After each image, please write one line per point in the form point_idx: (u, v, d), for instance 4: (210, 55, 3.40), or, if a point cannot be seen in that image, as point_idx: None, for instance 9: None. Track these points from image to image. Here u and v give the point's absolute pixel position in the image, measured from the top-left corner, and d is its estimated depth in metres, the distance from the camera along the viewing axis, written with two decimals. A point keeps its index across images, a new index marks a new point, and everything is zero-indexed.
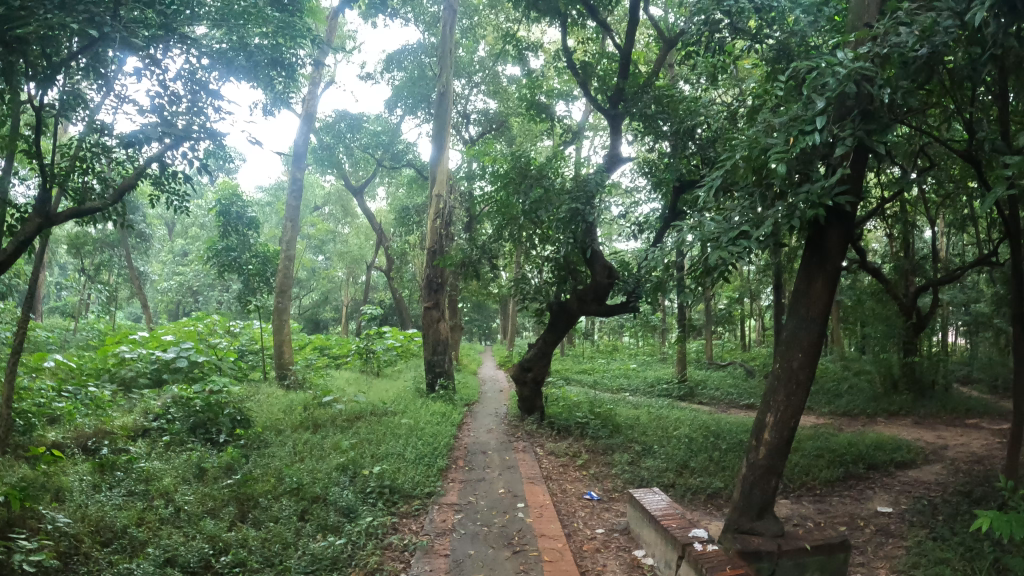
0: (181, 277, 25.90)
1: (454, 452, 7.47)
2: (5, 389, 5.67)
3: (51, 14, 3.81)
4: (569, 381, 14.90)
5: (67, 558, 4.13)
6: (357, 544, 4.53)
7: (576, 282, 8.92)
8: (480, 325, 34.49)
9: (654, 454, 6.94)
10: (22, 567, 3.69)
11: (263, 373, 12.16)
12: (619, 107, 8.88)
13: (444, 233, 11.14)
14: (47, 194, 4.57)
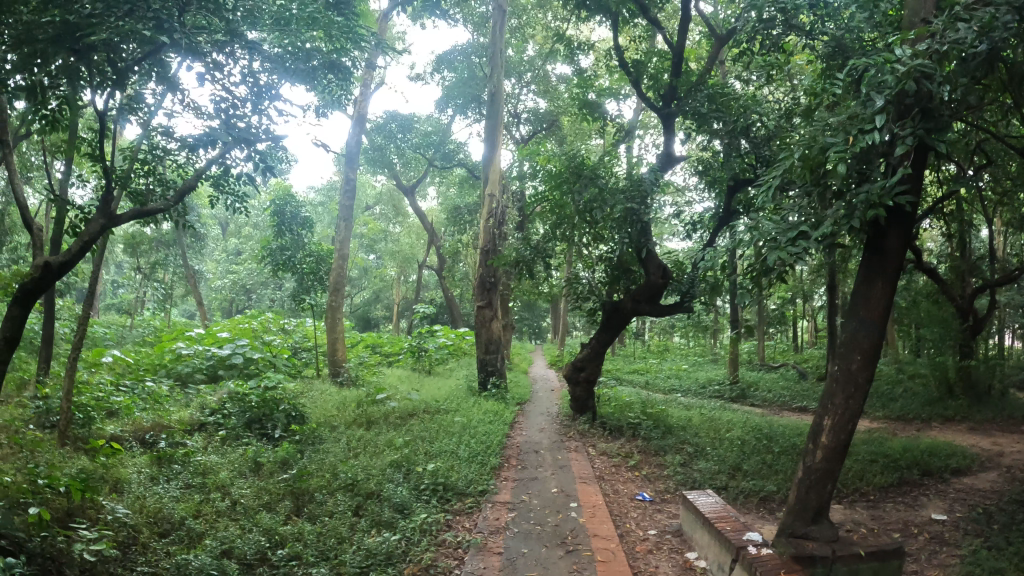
0: (235, 275, 26.48)
1: (505, 451, 7.46)
2: (67, 383, 5.86)
3: (121, 21, 3.93)
4: (621, 381, 14.76)
5: (125, 547, 4.25)
6: (412, 541, 4.57)
7: (630, 282, 8.91)
8: (532, 324, 34.30)
9: (706, 456, 6.83)
10: (83, 556, 3.78)
11: (316, 371, 12.33)
12: (672, 105, 8.77)
13: (497, 233, 11.18)
14: (111, 196, 4.63)
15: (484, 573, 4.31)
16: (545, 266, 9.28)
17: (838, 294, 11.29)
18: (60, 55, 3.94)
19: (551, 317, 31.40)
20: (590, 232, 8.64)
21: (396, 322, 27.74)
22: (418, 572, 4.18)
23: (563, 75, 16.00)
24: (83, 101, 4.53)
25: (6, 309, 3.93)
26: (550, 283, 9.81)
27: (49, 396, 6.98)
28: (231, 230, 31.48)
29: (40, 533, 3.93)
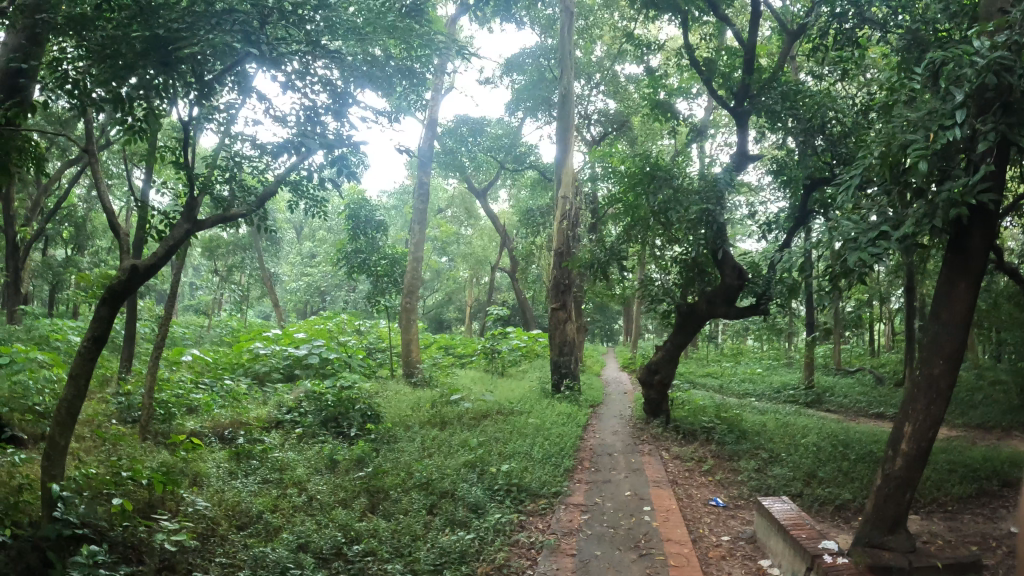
0: (309, 277, 27.20)
1: (580, 453, 7.46)
2: (149, 380, 6.17)
3: (210, 33, 4.09)
4: (694, 385, 14.56)
5: (205, 538, 4.43)
6: (485, 540, 4.62)
7: (706, 283, 8.75)
8: (607, 328, 33.80)
9: (781, 462, 6.68)
10: (164, 546, 3.97)
11: (390, 371, 12.56)
12: (745, 104, 8.51)
13: (570, 234, 11.17)
14: (193, 201, 4.77)
15: (558, 574, 4.33)
16: (619, 268, 9.22)
17: (916, 296, 10.90)
18: (150, 67, 4.13)
19: (624, 320, 31.02)
20: (664, 233, 8.55)
21: (468, 324, 27.80)
22: (491, 571, 4.23)
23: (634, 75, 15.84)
24: (169, 112, 4.72)
25: (96, 309, 4.07)
26: (622, 285, 9.74)
27: (136, 393, 7.33)
28: (306, 234, 32.26)
29: (123, 523, 4.13)
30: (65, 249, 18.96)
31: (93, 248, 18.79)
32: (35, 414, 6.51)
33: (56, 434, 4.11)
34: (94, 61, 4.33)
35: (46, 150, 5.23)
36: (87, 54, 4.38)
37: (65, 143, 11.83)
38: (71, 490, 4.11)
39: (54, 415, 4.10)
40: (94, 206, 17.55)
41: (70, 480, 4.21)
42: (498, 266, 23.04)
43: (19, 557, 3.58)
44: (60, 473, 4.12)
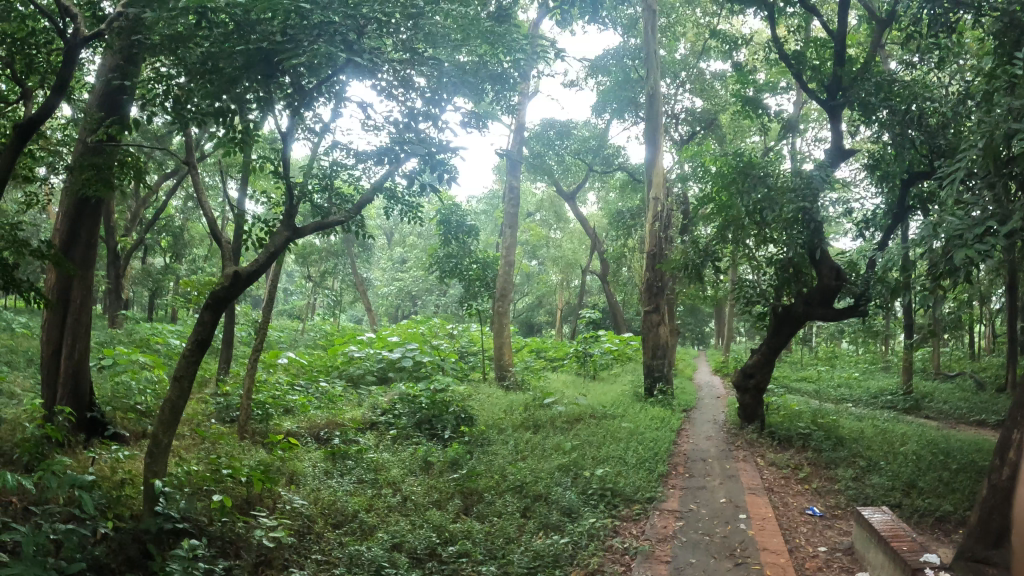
0: (399, 282, 27.80)
1: (673, 458, 7.33)
2: (248, 381, 6.55)
3: (315, 42, 4.24)
4: (789, 390, 14.07)
5: (302, 535, 4.61)
6: (580, 544, 4.66)
7: (801, 285, 8.51)
8: (696, 332, 32.95)
9: (880, 471, 6.42)
10: (264, 541, 4.17)
11: (483, 374, 12.64)
12: (837, 97, 8.31)
13: (663, 236, 11.07)
14: (292, 208, 4.95)
15: None
16: (714, 270, 9.06)
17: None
18: (252, 79, 4.35)
19: (715, 322, 30.19)
20: (756, 233, 8.39)
21: (558, 327, 27.58)
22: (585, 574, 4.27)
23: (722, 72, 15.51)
24: (264, 124, 4.89)
25: (200, 314, 4.27)
26: (715, 287, 9.58)
27: (234, 393, 7.66)
28: (394, 239, 32.88)
29: (221, 518, 4.35)
30: (166, 258, 19.98)
31: (190, 256, 19.72)
32: (137, 413, 6.88)
33: (160, 433, 4.31)
34: (196, 77, 4.55)
35: (145, 163, 5.47)
36: (187, 71, 4.60)
37: (162, 158, 12.50)
38: (173, 486, 4.34)
39: (157, 414, 4.31)
40: (191, 216, 18.42)
41: (172, 476, 4.43)
42: (587, 269, 22.81)
43: (120, 548, 3.91)
44: (161, 469, 4.32)
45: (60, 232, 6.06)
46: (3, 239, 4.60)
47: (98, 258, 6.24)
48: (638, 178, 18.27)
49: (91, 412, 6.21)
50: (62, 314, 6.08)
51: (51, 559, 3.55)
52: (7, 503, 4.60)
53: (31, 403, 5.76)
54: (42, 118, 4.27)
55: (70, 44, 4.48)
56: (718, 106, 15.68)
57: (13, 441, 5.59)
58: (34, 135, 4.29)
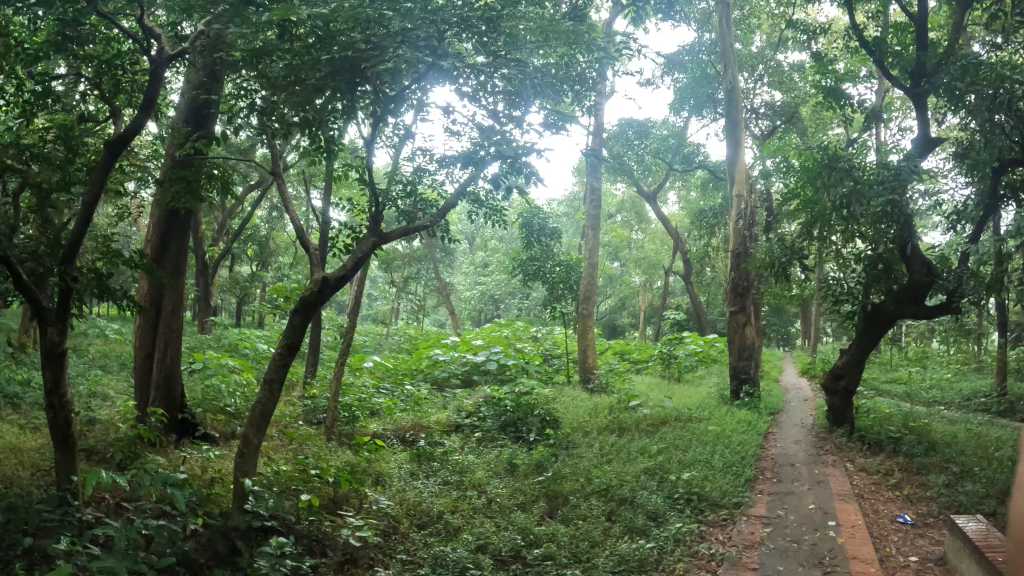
0: (481, 286, 28.09)
1: (761, 462, 7.15)
2: (334, 385, 6.77)
3: (399, 49, 4.45)
4: (879, 391, 13.57)
5: (388, 535, 4.73)
6: (665, 549, 4.63)
7: (890, 281, 8.25)
8: (782, 333, 31.85)
9: (974, 478, 6.14)
10: (350, 541, 4.29)
11: (567, 376, 12.66)
12: (921, 85, 8.12)
13: (747, 234, 10.92)
14: (378, 214, 5.10)
15: None
16: (800, 268, 8.75)
17: None
18: (338, 86, 4.60)
19: (801, 322, 29.14)
20: (844, 230, 8.13)
21: (641, 329, 27.21)
22: None
23: (801, 62, 15.09)
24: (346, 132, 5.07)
25: (290, 319, 4.49)
26: (801, 288, 9.35)
27: (321, 396, 7.93)
28: (476, 243, 33.17)
29: (309, 516, 4.51)
30: (253, 266, 20.72)
31: (277, 263, 20.46)
32: (227, 414, 7.15)
33: (250, 433, 4.50)
34: (279, 89, 4.79)
35: (230, 174, 5.70)
36: (271, 83, 4.84)
37: (247, 170, 13.03)
38: (263, 485, 4.52)
39: (248, 416, 4.50)
40: (276, 226, 19.07)
41: (261, 475, 4.62)
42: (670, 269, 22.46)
43: (210, 543, 4.10)
44: (251, 468, 4.50)
45: (152, 242, 6.39)
46: (98, 250, 4.88)
47: (187, 267, 6.53)
48: (720, 176, 17.87)
49: (181, 414, 6.49)
50: (154, 320, 6.40)
51: (142, 552, 3.74)
52: (104, 498, 4.88)
53: (126, 404, 6.09)
54: (131, 134, 4.52)
55: (156, 63, 4.74)
56: (798, 98, 15.18)
57: (109, 440, 5.92)
58: (124, 151, 4.55)
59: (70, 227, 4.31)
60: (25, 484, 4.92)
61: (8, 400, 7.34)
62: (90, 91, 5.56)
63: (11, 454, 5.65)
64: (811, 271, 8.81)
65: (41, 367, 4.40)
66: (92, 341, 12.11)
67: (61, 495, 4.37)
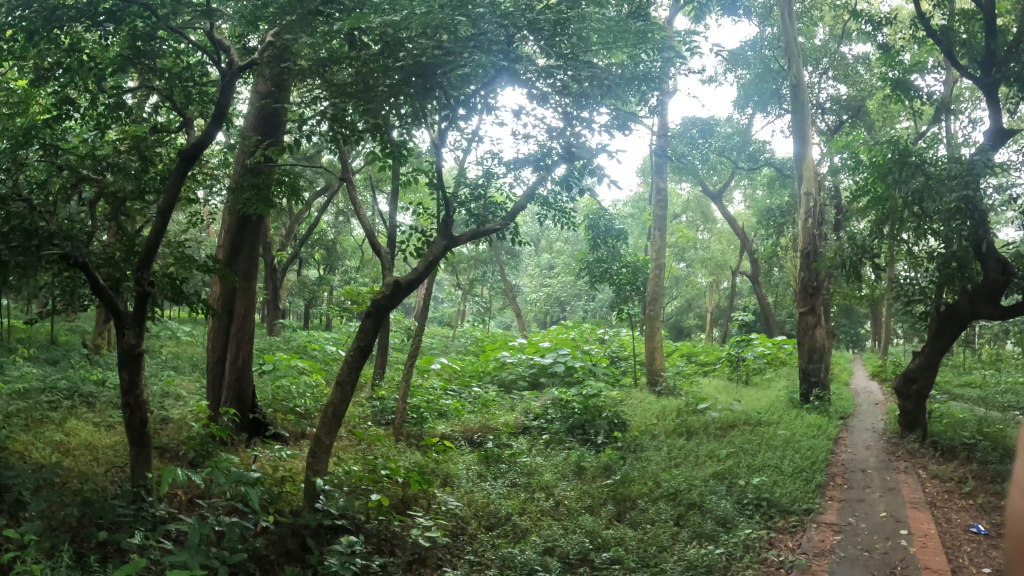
0: (545, 288, 28.11)
1: (831, 468, 6.96)
2: (402, 386, 6.92)
3: (472, 53, 4.52)
4: (956, 395, 13.06)
5: (456, 535, 4.81)
6: (734, 556, 4.57)
7: (966, 280, 7.94)
8: (851, 334, 30.83)
9: None
10: (419, 540, 4.37)
11: (634, 379, 12.56)
12: (993, 74, 7.81)
13: (817, 233, 10.67)
14: (449, 218, 5.21)
15: None
16: (872, 267, 8.50)
17: None
18: (409, 91, 4.73)
19: (872, 322, 28.17)
20: (915, 227, 7.85)
21: (708, 330, 26.75)
22: None
23: (866, 54, 14.67)
24: (414, 137, 5.18)
25: (362, 321, 4.61)
26: (873, 287, 9.08)
27: (389, 397, 8.10)
28: (541, 245, 33.23)
29: (377, 516, 4.61)
30: (321, 270, 21.19)
31: (345, 267, 20.90)
32: (297, 415, 7.35)
33: (322, 434, 4.62)
34: (349, 97, 4.93)
35: (299, 181, 5.87)
36: (342, 92, 4.98)
37: (313, 176, 13.38)
38: (333, 485, 4.64)
39: (321, 417, 4.62)
40: (343, 230, 19.50)
41: (332, 475, 4.74)
42: (737, 269, 22.02)
43: (281, 540, 4.23)
44: (322, 468, 4.62)
45: (224, 248, 6.62)
46: (174, 256, 5.08)
47: (258, 272, 6.74)
48: (787, 173, 17.43)
49: (252, 414, 6.69)
50: (227, 323, 6.64)
51: (215, 548, 3.86)
52: (176, 495, 5.06)
53: (200, 404, 6.31)
54: (203, 145, 4.70)
55: (227, 75, 4.92)
56: (864, 91, 14.78)
57: (182, 438, 6.15)
58: (196, 161, 4.73)
59: (146, 235, 4.51)
60: (103, 480, 5.16)
61: (86, 400, 7.69)
62: (162, 104, 5.80)
63: (88, 451, 5.91)
64: (882, 270, 8.55)
65: (118, 368, 4.63)
66: (168, 343, 12.60)
67: (136, 492, 4.57)
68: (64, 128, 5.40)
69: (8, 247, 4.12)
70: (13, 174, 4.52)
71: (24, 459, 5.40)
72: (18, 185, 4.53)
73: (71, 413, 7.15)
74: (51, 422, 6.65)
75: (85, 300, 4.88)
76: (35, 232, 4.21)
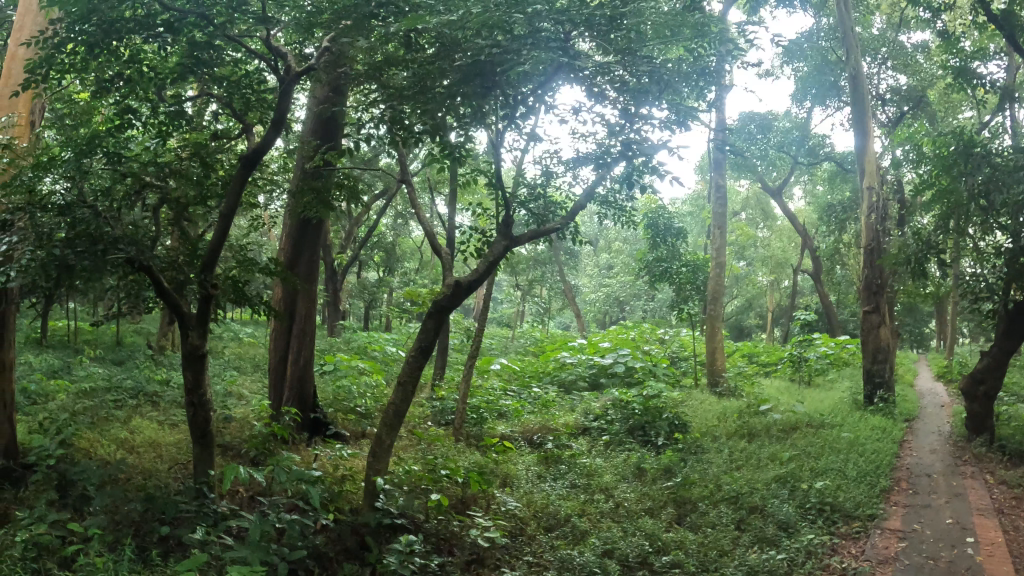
0: (604, 289, 27.99)
1: (898, 472, 6.74)
2: (462, 386, 7.00)
3: (532, 52, 4.50)
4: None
5: (515, 536, 4.83)
6: (796, 562, 4.48)
7: None
8: (916, 333, 29.77)
9: None
10: (478, 541, 4.41)
11: (694, 380, 12.38)
12: None
13: (880, 228, 10.38)
14: (509, 219, 5.27)
15: None
16: (938, 264, 8.22)
17: None
18: (471, 92, 4.77)
19: (937, 321, 27.17)
20: (983, 220, 7.57)
21: (769, 330, 26.17)
22: None
23: (926, 42, 14.24)
24: (471, 140, 5.23)
25: (423, 321, 4.69)
26: (939, 284, 8.79)
27: (448, 398, 8.19)
28: (598, 246, 33.14)
29: (437, 516, 4.66)
30: (380, 272, 21.53)
31: (403, 269, 21.20)
32: (357, 414, 7.47)
33: (383, 434, 4.69)
34: (407, 100, 5.01)
35: (357, 184, 5.98)
36: (401, 94, 5.08)
37: (371, 179, 13.60)
38: (393, 484, 4.72)
39: (382, 417, 4.70)
40: (401, 232, 19.78)
41: (393, 474, 4.81)
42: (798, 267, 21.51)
43: (341, 538, 4.32)
44: (383, 467, 4.68)
45: (286, 251, 6.79)
46: (237, 259, 5.24)
47: (319, 273, 6.88)
48: (848, 167, 16.99)
49: (314, 413, 6.85)
50: (289, 324, 6.81)
51: (275, 544, 3.97)
52: (238, 492, 5.20)
53: (262, 404, 6.48)
54: (263, 150, 4.82)
55: (285, 81, 5.04)
56: (925, 80, 14.34)
57: (244, 437, 6.33)
58: (256, 166, 4.87)
59: (210, 238, 4.65)
60: (165, 476, 5.34)
61: (150, 399, 7.97)
62: (221, 111, 5.96)
63: (151, 449, 6.12)
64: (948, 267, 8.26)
65: (183, 368, 4.79)
66: (231, 343, 12.95)
67: (199, 489, 4.72)
68: (128, 137, 5.53)
69: (73, 250, 4.24)
70: (78, 182, 4.59)
71: (90, 455, 5.62)
72: (82, 192, 4.60)
73: (136, 412, 7.41)
74: (115, 420, 6.90)
75: (149, 303, 5.06)
76: (100, 236, 4.35)
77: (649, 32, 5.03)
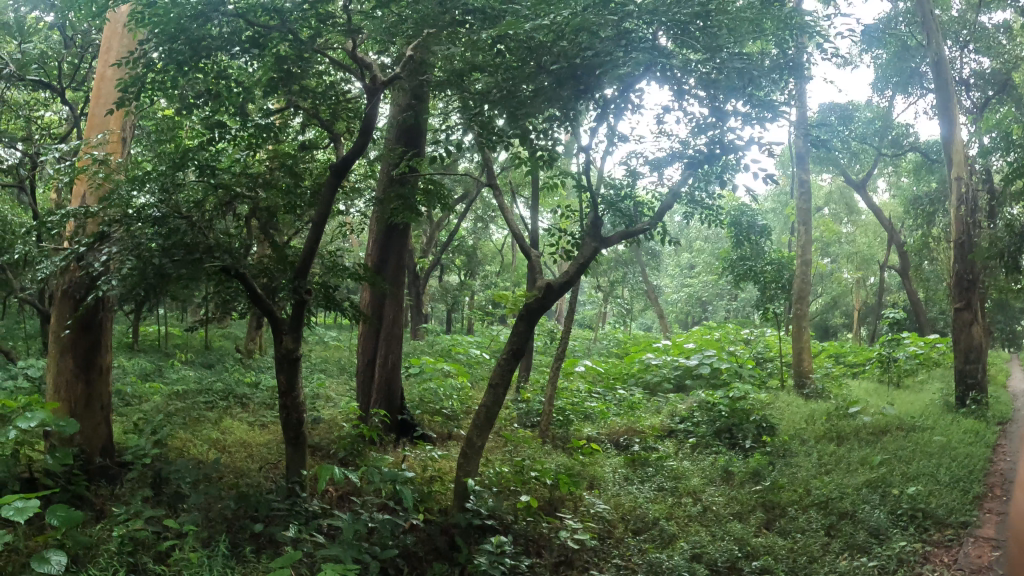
0: (685, 288, 27.60)
1: (990, 478, 6.38)
2: (549, 388, 7.13)
3: (630, 54, 4.52)
4: None
5: (604, 538, 4.88)
6: (889, 569, 4.37)
7: None
8: (1010, 331, 28.06)
9: None
10: (569, 542, 4.49)
11: (781, 380, 12.08)
12: None
13: (971, 220, 9.92)
14: (597, 221, 5.33)
15: None
16: None
17: None
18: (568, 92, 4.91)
19: None
20: None
21: (857, 329, 25.20)
22: None
23: (1008, 22, 13.54)
24: (555, 141, 5.33)
25: (516, 323, 4.83)
26: None
27: (534, 400, 8.29)
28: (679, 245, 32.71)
29: (526, 517, 4.78)
30: (461, 276, 21.89)
31: (483, 272, 21.47)
32: (444, 416, 7.67)
33: (474, 436, 4.84)
34: (495, 103, 5.16)
35: (442, 189, 6.17)
36: (487, 101, 5.23)
37: (451, 185, 13.88)
38: (484, 485, 4.86)
39: (473, 419, 4.86)
40: (481, 237, 20.06)
41: (482, 476, 4.95)
42: (887, 262, 20.64)
43: (430, 538, 4.47)
44: (473, 469, 4.82)
45: (374, 257, 7.06)
46: (327, 267, 5.49)
47: (405, 278, 7.11)
48: (934, 157, 16.14)
49: (401, 415, 7.07)
50: (377, 327, 7.06)
51: (366, 543, 4.15)
52: (329, 491, 5.43)
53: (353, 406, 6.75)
54: (352, 160, 5.07)
55: (370, 90, 5.34)
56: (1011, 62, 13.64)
57: (332, 438, 6.60)
58: (345, 175, 5.12)
59: (302, 247, 4.89)
60: (256, 475, 5.63)
61: (241, 401, 8.35)
62: (306, 125, 6.23)
63: (243, 449, 6.45)
64: None
65: (277, 371, 5.05)
66: (318, 349, 13.42)
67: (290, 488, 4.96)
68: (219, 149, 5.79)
69: (171, 259, 4.52)
70: (171, 194, 4.87)
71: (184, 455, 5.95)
72: (175, 203, 4.88)
73: (227, 413, 7.79)
74: (207, 421, 7.29)
75: (239, 309, 5.34)
76: (195, 245, 4.63)
77: (733, 27, 5.02)
